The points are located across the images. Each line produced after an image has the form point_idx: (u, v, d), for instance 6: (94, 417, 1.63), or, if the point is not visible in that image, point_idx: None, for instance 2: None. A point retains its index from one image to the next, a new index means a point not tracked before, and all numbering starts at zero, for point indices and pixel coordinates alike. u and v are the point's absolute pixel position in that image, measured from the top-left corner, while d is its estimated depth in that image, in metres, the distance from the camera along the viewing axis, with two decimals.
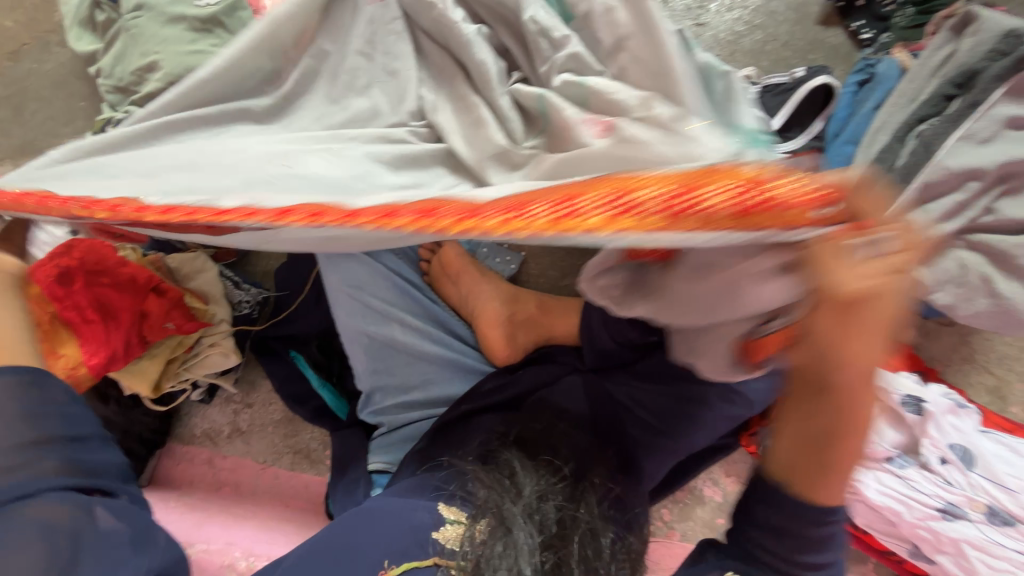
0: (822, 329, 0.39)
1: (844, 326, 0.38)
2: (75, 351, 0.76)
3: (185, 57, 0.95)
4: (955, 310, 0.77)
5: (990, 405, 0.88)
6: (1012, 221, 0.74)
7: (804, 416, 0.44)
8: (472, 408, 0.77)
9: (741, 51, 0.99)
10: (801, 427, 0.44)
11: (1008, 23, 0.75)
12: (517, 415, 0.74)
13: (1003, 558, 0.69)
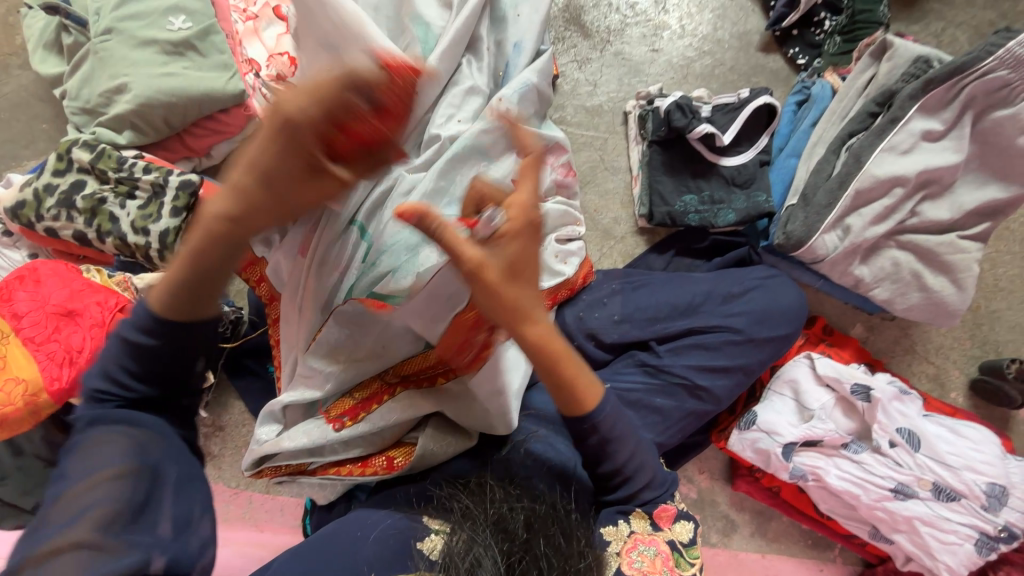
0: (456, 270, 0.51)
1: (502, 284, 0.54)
2: (38, 375, 0.76)
3: (157, 80, 0.96)
4: (893, 305, 0.86)
5: (932, 392, 0.96)
6: (932, 223, 0.84)
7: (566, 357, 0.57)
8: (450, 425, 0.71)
9: (693, 75, 1.08)
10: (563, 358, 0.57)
11: (917, 51, 0.85)
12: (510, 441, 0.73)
13: (949, 531, 0.77)
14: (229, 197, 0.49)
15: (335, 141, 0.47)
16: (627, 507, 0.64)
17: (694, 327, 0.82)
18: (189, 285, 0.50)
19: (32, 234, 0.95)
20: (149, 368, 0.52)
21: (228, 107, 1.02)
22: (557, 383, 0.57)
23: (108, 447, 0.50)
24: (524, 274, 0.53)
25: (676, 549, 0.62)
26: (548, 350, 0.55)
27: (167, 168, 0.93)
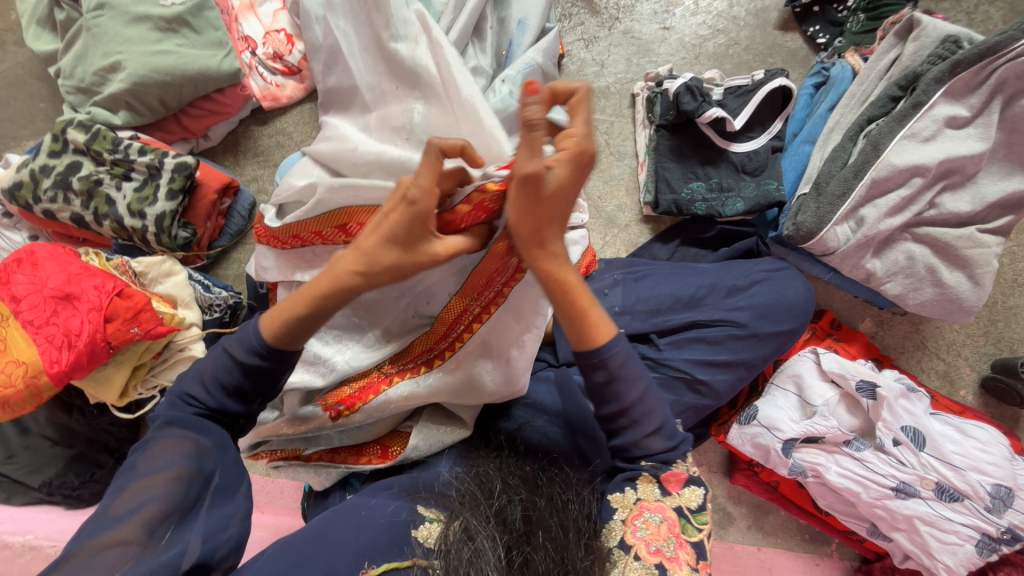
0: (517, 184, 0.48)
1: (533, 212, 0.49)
2: (37, 357, 0.77)
3: (150, 57, 0.94)
4: (905, 300, 0.83)
5: (941, 389, 0.93)
6: (951, 216, 0.80)
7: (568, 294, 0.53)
8: (445, 419, 0.67)
9: (705, 55, 1.03)
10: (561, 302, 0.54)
11: (945, 30, 0.79)
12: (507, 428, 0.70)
13: (950, 531, 0.76)
14: (356, 254, 0.50)
15: (458, 207, 0.52)
16: (631, 471, 0.56)
17: (697, 320, 0.79)
18: (301, 321, 0.52)
19: (31, 216, 0.95)
20: (239, 384, 0.53)
21: (223, 87, 1.00)
22: (576, 319, 0.54)
23: (172, 449, 0.51)
24: (539, 202, 0.48)
25: (684, 516, 0.54)
26: (556, 285, 0.53)
27: (162, 150, 0.92)
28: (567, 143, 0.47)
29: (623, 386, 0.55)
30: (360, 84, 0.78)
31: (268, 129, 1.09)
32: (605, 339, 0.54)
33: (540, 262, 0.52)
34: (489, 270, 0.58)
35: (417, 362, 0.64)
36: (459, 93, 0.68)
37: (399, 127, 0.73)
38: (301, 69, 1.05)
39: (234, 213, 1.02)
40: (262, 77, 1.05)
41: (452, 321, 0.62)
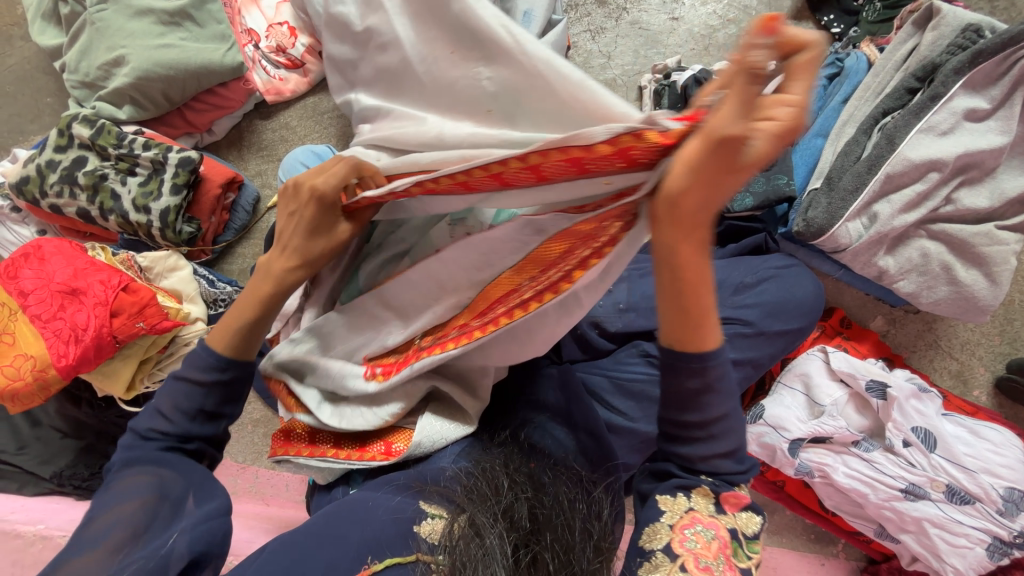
0: (697, 145, 0.33)
1: (707, 184, 0.34)
2: (45, 351, 0.78)
3: (154, 51, 0.93)
4: (919, 298, 0.81)
5: (953, 389, 0.91)
6: (968, 212, 0.77)
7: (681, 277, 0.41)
8: (447, 409, 0.65)
9: (715, 46, 1.01)
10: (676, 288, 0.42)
11: (967, 18, 0.76)
12: (512, 423, 0.69)
13: (960, 534, 0.75)
14: (286, 257, 0.55)
15: (570, 148, 0.36)
16: (688, 480, 0.51)
17: None
18: (252, 326, 0.55)
19: (39, 210, 0.96)
20: (202, 407, 0.54)
21: (227, 81, 0.99)
22: (682, 309, 0.44)
23: (135, 478, 0.51)
24: (710, 178, 0.34)
25: (738, 538, 0.49)
26: (675, 273, 0.41)
27: (166, 145, 0.92)
28: (791, 114, 0.30)
29: (716, 400, 0.48)
30: (409, 60, 0.61)
31: (271, 123, 1.08)
32: (705, 350, 0.46)
33: (669, 240, 0.39)
34: (572, 236, 0.44)
35: (450, 337, 0.52)
36: (532, 49, 0.45)
37: (471, 103, 0.53)
38: (304, 62, 1.04)
39: (238, 208, 1.03)
40: (266, 71, 1.04)
41: (500, 298, 0.49)
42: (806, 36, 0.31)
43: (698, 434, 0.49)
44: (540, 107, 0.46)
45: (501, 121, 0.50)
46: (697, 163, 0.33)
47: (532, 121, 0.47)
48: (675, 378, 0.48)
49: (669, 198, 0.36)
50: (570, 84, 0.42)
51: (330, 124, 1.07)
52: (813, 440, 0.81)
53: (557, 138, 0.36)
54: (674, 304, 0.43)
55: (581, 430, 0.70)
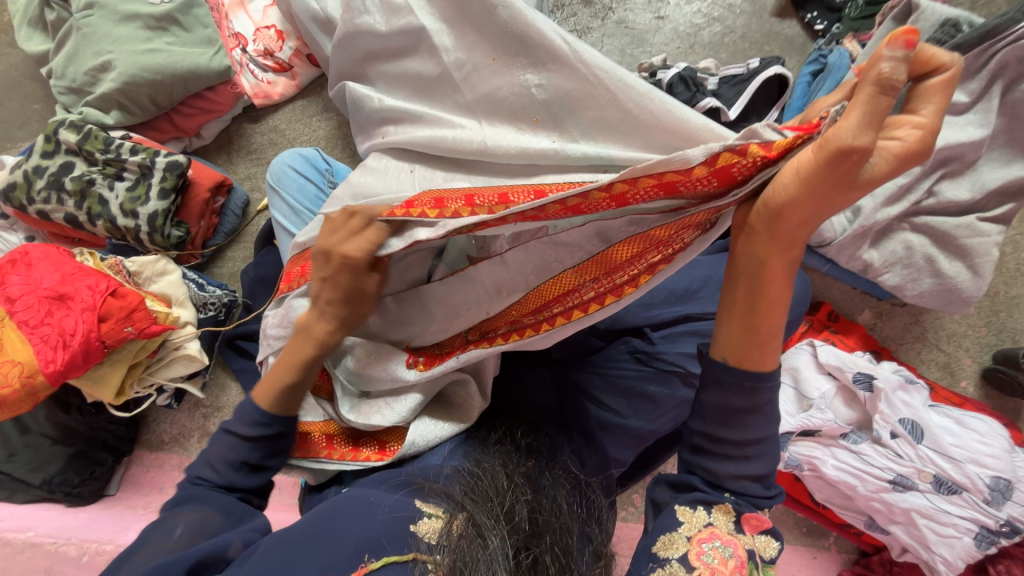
0: (824, 156, 0.35)
1: (819, 194, 0.37)
2: (32, 357, 0.77)
3: (140, 56, 0.94)
4: (903, 291, 0.81)
5: (941, 381, 0.92)
6: (950, 204, 0.78)
7: (749, 272, 0.44)
8: (447, 415, 0.66)
9: (700, 44, 1.02)
10: (741, 286, 0.45)
11: (945, 14, 0.76)
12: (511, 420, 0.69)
13: (948, 524, 0.75)
14: (325, 321, 0.57)
15: (666, 174, 0.40)
16: (712, 497, 0.48)
17: (690, 314, 0.77)
18: (290, 387, 0.59)
19: (27, 216, 0.96)
20: (246, 459, 0.59)
21: (214, 85, 0.99)
22: (745, 322, 0.45)
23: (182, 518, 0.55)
24: (824, 189, 0.37)
25: (756, 562, 0.46)
26: (754, 275, 0.44)
27: (154, 149, 0.92)
28: (914, 136, 0.35)
29: (758, 420, 0.47)
30: (445, 65, 0.61)
31: (260, 126, 1.09)
32: (760, 371, 0.46)
33: (764, 247, 0.42)
34: (646, 240, 0.47)
35: (497, 333, 0.56)
36: (592, 59, 0.52)
37: (518, 110, 0.57)
38: (291, 65, 1.04)
39: (228, 211, 1.03)
40: (253, 74, 1.04)
41: (557, 296, 0.52)
42: (943, 58, 0.34)
43: (731, 452, 0.47)
44: (597, 115, 0.53)
45: (550, 126, 0.56)
46: (810, 174, 0.37)
47: (585, 128, 0.54)
48: (723, 394, 0.47)
49: (776, 207, 0.40)
50: (637, 103, 0.50)
51: (318, 126, 1.08)
52: (802, 432, 0.82)
53: (654, 167, 0.40)
54: (736, 302, 0.46)
55: (563, 433, 0.71)
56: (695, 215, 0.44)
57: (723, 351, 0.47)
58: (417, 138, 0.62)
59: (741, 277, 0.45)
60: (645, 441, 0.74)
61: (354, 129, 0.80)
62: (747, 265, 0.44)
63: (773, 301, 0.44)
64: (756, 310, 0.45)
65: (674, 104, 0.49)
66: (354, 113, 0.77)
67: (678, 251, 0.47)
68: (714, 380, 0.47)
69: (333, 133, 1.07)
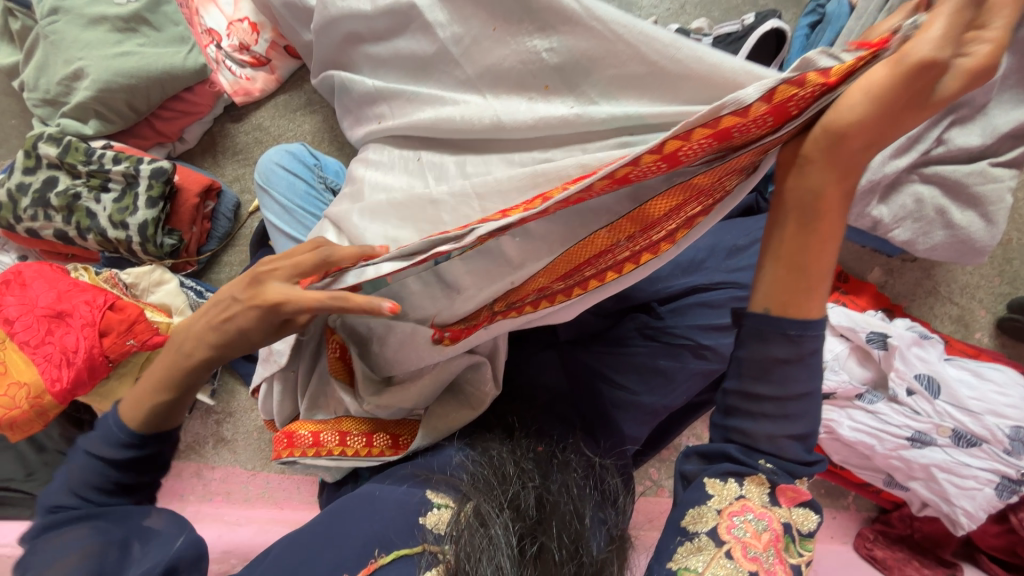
0: (893, 72, 0.37)
1: (889, 115, 0.38)
2: (37, 377, 0.77)
3: (112, 61, 0.90)
4: (915, 246, 0.79)
5: (955, 334, 0.91)
6: (961, 151, 0.75)
7: (802, 208, 0.43)
8: (461, 405, 0.64)
9: (691, 4, 0.97)
10: (794, 223, 0.43)
11: None
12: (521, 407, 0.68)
13: (968, 476, 0.75)
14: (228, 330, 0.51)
15: (722, 118, 0.37)
16: (744, 468, 0.46)
17: (698, 285, 0.74)
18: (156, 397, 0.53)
19: (17, 236, 0.94)
20: (111, 478, 0.52)
21: (192, 85, 0.96)
22: (791, 264, 0.44)
23: (66, 543, 0.49)
24: (892, 107, 0.38)
25: (792, 535, 0.45)
26: (809, 209, 0.42)
27: (137, 157, 0.90)
28: (984, 52, 0.35)
29: (797, 373, 0.44)
30: (442, 42, 0.56)
31: (244, 125, 1.06)
32: (806, 319, 0.44)
33: (825, 175, 0.41)
34: (688, 190, 0.44)
35: (526, 302, 0.53)
36: (606, 14, 0.46)
37: (525, 79, 0.51)
38: (269, 59, 1.00)
39: (219, 215, 1.01)
40: (231, 71, 1.01)
41: (590, 259, 0.49)
42: None
43: (768, 411, 0.45)
44: (617, 73, 0.47)
45: (563, 92, 0.50)
46: (881, 91, 0.37)
47: (605, 88, 0.48)
48: (762, 345, 0.45)
49: (842, 132, 0.39)
50: (662, 55, 0.44)
51: (303, 121, 1.05)
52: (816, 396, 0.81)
53: (710, 112, 0.37)
54: (785, 241, 0.44)
55: (571, 415, 0.71)
56: (741, 159, 0.42)
57: (768, 303, 0.45)
58: (414, 120, 0.57)
59: (792, 214, 0.43)
60: (660, 416, 0.73)
61: (340, 116, 0.76)
62: (803, 198, 0.42)
63: (820, 240, 0.43)
64: (807, 248, 0.44)
65: (704, 50, 0.43)
66: (346, 103, 0.73)
67: (719, 199, 0.47)
68: (754, 332, 0.45)
69: (319, 127, 1.04)
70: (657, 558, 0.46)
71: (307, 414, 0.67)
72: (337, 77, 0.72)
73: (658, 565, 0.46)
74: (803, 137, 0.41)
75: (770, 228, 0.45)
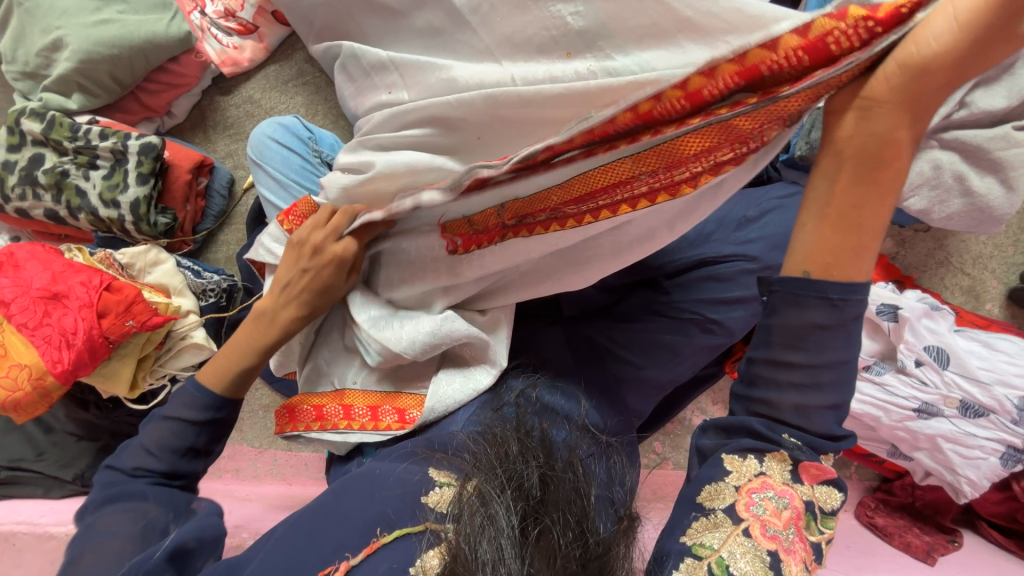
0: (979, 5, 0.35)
1: (970, 55, 0.36)
2: (37, 359, 0.76)
3: (92, 29, 0.86)
4: (930, 215, 0.77)
5: (965, 305, 0.89)
6: (984, 115, 0.72)
7: (854, 160, 0.40)
8: (460, 365, 0.64)
9: None
10: (844, 177, 0.41)
11: None
12: (533, 385, 0.66)
13: (974, 447, 0.75)
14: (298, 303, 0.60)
15: (749, 54, 0.37)
16: (765, 445, 0.45)
17: (706, 258, 0.72)
18: (227, 371, 0.61)
19: (7, 216, 0.92)
20: (177, 448, 0.58)
21: (177, 56, 0.92)
22: (840, 221, 0.41)
23: (119, 521, 0.54)
24: (983, 39, 0.36)
25: (814, 512, 0.44)
26: (868, 162, 0.40)
27: (124, 132, 0.87)
28: None
29: (834, 339, 0.42)
30: (455, 7, 0.52)
31: (234, 98, 1.02)
32: (851, 283, 0.42)
33: (891, 120, 0.38)
34: (722, 131, 0.40)
35: (536, 220, 0.50)
36: None
37: (547, 47, 0.47)
38: (257, 27, 0.95)
39: (213, 192, 0.98)
40: (217, 40, 0.96)
41: (605, 188, 0.45)
42: None
43: (800, 379, 0.43)
44: (642, 27, 0.42)
45: (586, 59, 0.46)
46: (969, 21, 0.35)
47: (629, 48, 0.43)
48: (798, 312, 0.42)
49: (918, 67, 0.37)
50: (695, 9, 0.39)
51: (295, 93, 1.00)
52: None
53: (738, 48, 0.37)
54: (835, 196, 0.41)
55: (575, 384, 0.70)
56: (792, 101, 0.38)
57: (812, 272, 0.42)
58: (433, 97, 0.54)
59: (842, 167, 0.41)
60: (664, 389, 0.73)
61: (338, 87, 0.72)
62: (863, 144, 0.39)
63: (871, 202, 0.41)
64: (864, 202, 0.41)
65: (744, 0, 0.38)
66: (344, 77, 0.69)
67: (754, 150, 0.41)
68: (788, 299, 0.43)
69: (313, 99, 1.00)
70: (671, 533, 0.46)
71: (309, 387, 0.70)
72: (342, 46, 0.67)
73: (670, 538, 0.46)
74: (864, 80, 0.39)
75: (816, 186, 0.42)
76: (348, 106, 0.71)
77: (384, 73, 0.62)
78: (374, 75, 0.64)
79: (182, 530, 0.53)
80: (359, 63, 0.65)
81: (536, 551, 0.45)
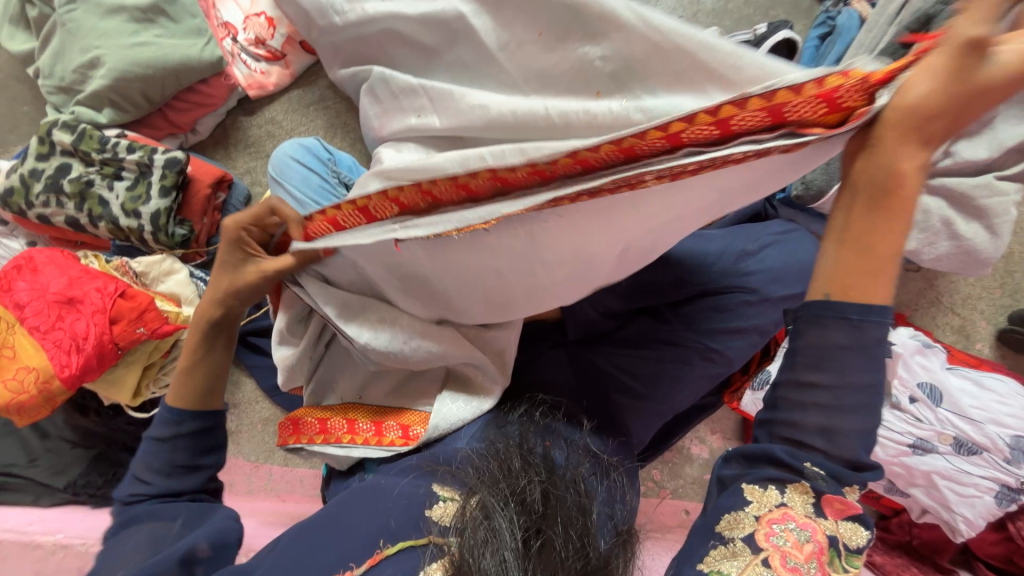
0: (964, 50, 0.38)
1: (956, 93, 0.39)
2: (47, 363, 0.77)
3: (129, 50, 0.91)
4: (920, 255, 0.80)
5: (956, 344, 0.92)
6: (967, 164, 0.77)
7: (870, 191, 0.43)
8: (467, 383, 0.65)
9: (704, 12, 0.99)
10: (860, 203, 0.44)
11: None
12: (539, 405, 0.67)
13: (969, 484, 0.76)
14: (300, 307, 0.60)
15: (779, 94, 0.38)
16: (788, 476, 0.45)
17: (707, 289, 0.75)
18: (194, 377, 0.61)
19: (27, 221, 0.94)
20: (173, 461, 0.59)
21: (207, 78, 0.97)
22: (856, 246, 0.44)
23: (135, 536, 0.55)
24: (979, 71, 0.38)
25: (838, 548, 0.45)
26: (876, 191, 0.43)
27: (151, 146, 0.91)
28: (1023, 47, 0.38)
29: (857, 359, 0.43)
30: (485, 46, 0.56)
31: (257, 119, 1.06)
32: (869, 305, 0.43)
33: (898, 150, 0.41)
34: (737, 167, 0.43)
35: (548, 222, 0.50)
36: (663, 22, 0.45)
37: (577, 83, 0.50)
38: (285, 54, 1.01)
39: (230, 207, 1.01)
40: (246, 64, 1.01)
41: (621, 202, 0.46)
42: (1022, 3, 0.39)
43: (826, 404, 0.44)
44: (670, 73, 0.45)
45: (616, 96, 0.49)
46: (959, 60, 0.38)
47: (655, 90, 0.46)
48: (821, 331, 0.44)
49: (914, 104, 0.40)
50: (722, 61, 0.42)
51: (316, 116, 1.05)
52: None
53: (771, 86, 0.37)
54: (849, 222, 0.44)
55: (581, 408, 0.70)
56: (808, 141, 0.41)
57: (831, 293, 0.44)
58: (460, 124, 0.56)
59: (855, 198, 0.44)
60: (664, 415, 0.75)
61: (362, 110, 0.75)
62: (875, 173, 0.42)
63: (885, 225, 0.43)
64: (876, 227, 0.43)
65: (769, 59, 0.41)
66: (370, 101, 0.72)
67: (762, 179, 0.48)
68: (812, 320, 0.45)
69: (333, 122, 1.05)
70: (686, 562, 0.47)
71: (315, 401, 0.71)
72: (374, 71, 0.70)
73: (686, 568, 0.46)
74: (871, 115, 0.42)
75: (837, 213, 0.45)
76: (370, 130, 0.74)
77: (412, 98, 0.64)
78: (400, 101, 0.66)
79: (193, 537, 0.54)
80: (387, 90, 0.68)
81: (538, 565, 0.46)
